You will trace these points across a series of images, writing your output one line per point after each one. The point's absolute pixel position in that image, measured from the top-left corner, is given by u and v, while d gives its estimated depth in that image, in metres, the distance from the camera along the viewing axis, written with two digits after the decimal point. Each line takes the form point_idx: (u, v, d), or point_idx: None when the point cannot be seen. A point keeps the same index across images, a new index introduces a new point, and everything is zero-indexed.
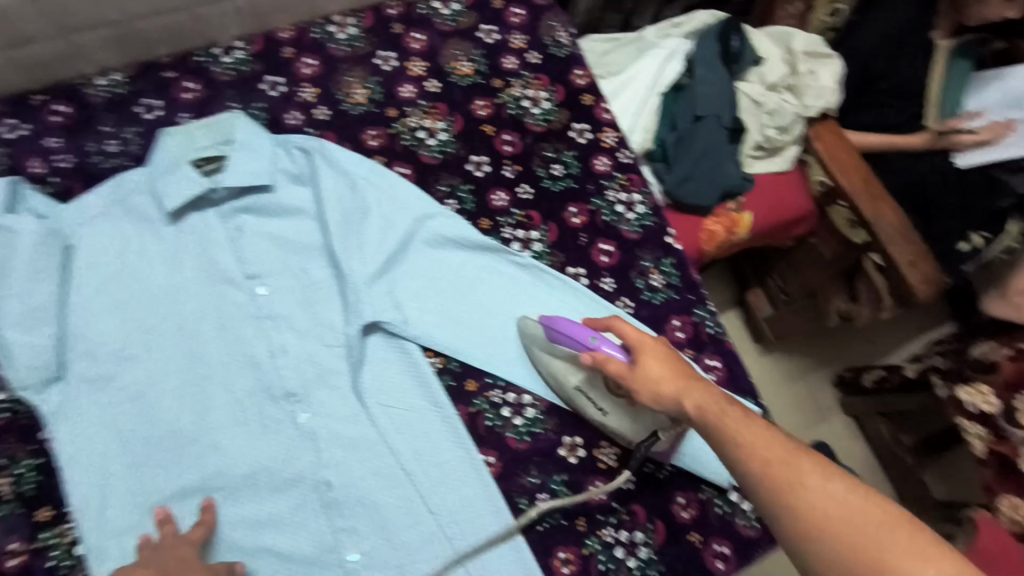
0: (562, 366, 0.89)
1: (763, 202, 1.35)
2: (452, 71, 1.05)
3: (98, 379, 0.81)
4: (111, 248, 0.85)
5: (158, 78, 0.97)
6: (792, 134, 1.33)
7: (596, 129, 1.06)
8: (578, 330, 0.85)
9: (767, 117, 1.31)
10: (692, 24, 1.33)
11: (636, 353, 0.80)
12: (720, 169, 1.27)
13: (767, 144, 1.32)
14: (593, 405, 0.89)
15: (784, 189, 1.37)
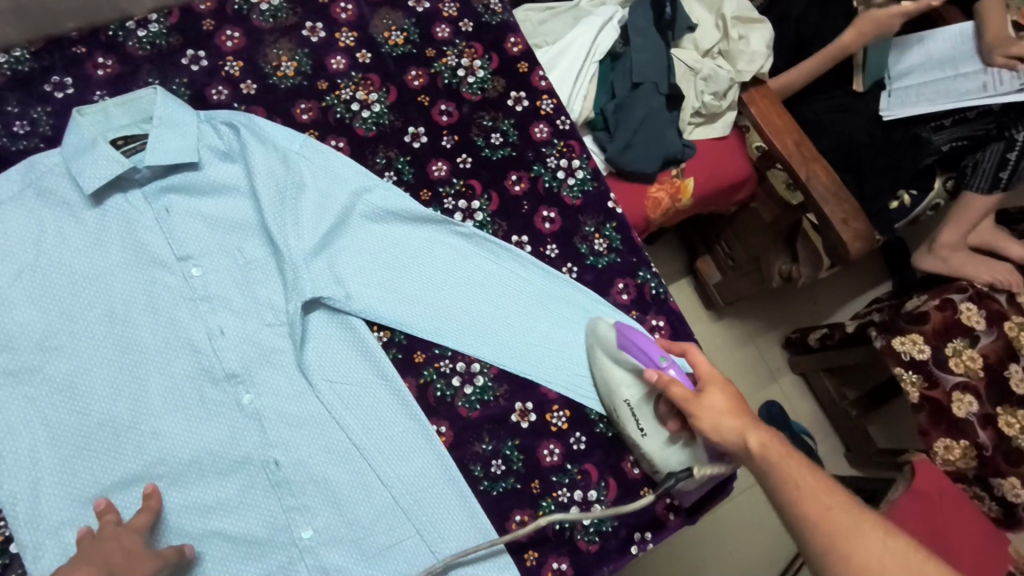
0: (624, 375, 0.88)
1: (703, 167, 1.38)
2: (383, 41, 1.03)
3: (22, 371, 0.77)
4: (27, 234, 0.81)
5: (68, 54, 0.92)
6: (728, 100, 1.34)
7: (533, 96, 1.06)
8: (653, 350, 0.84)
9: (703, 84, 1.32)
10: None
11: (708, 383, 0.81)
12: (659, 135, 1.29)
13: (704, 110, 1.34)
14: (635, 422, 0.87)
15: (723, 154, 1.40)
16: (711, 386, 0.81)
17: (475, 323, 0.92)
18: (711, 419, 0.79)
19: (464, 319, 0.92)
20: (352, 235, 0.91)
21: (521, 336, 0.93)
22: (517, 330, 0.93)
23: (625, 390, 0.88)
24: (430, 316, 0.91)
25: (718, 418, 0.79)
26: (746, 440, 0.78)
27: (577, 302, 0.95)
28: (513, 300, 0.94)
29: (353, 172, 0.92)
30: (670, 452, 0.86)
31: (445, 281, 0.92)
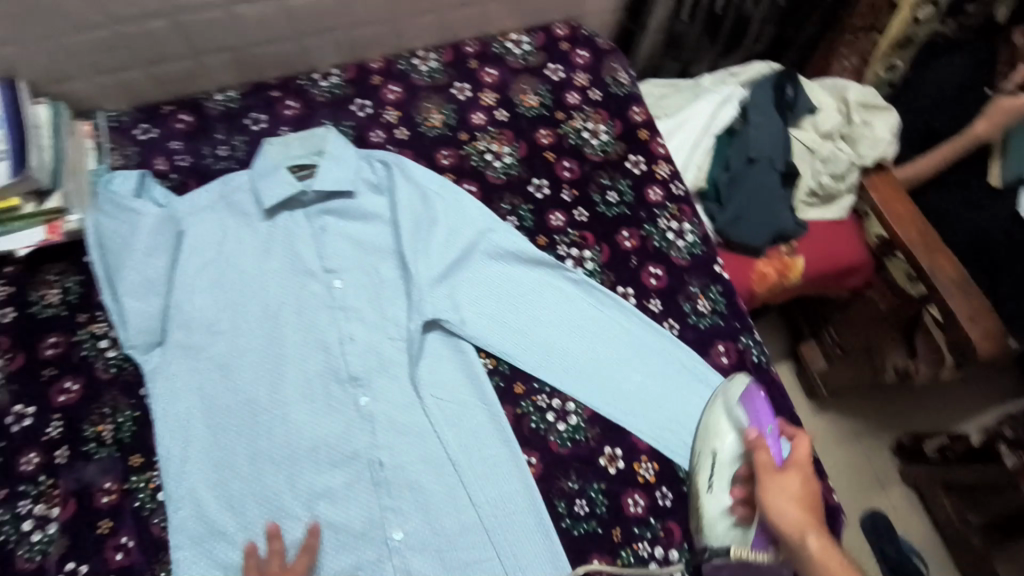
0: (728, 430, 0.90)
1: (816, 247, 1.38)
2: (520, 102, 1.15)
3: (192, 348, 0.92)
4: (215, 237, 0.98)
5: (265, 96, 1.11)
6: (847, 183, 1.35)
7: (651, 161, 1.14)
8: (766, 421, 0.90)
9: (820, 164, 1.34)
10: (748, 75, 1.39)
11: (791, 464, 0.82)
12: (771, 210, 1.31)
13: (820, 191, 1.36)
14: (709, 473, 0.89)
15: (839, 236, 1.39)
16: (792, 467, 0.82)
17: (575, 363, 0.97)
18: (774, 502, 0.79)
19: (565, 358, 0.97)
20: (473, 268, 0.99)
21: (617, 382, 0.97)
22: (614, 376, 0.97)
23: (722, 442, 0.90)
24: (534, 351, 0.97)
25: (786, 500, 0.79)
26: (806, 541, 0.75)
27: (676, 357, 0.98)
28: (614, 347, 0.98)
29: (483, 214, 1.02)
30: (722, 522, 0.86)
31: (552, 321, 0.99)
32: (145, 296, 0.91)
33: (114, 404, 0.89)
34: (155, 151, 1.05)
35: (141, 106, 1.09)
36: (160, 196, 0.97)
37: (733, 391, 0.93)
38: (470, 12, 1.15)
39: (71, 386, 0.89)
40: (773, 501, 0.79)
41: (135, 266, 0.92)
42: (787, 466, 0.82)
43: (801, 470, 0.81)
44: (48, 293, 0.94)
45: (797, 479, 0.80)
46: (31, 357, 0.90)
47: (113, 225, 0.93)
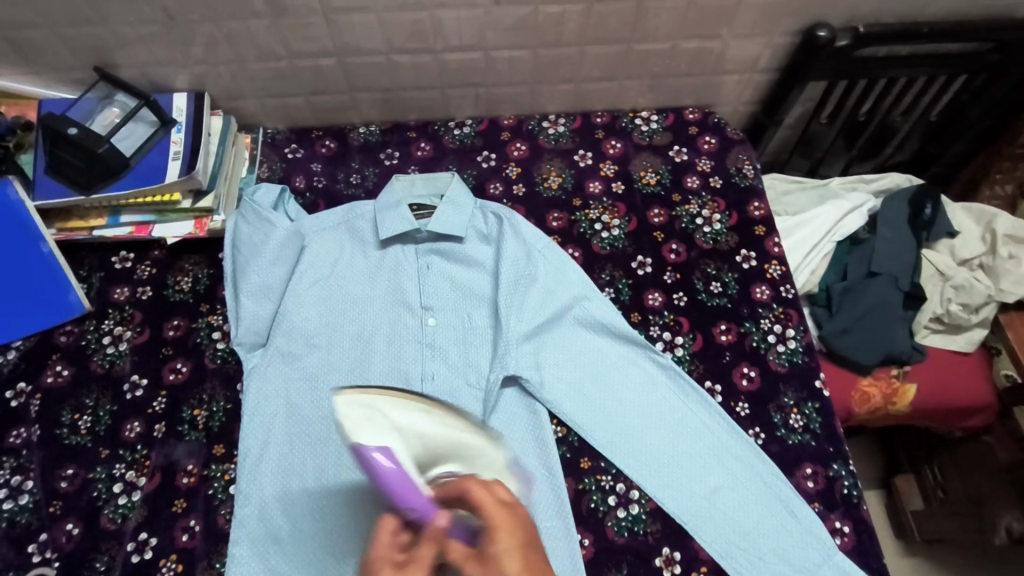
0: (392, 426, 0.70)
1: (932, 376, 1.26)
2: (639, 178, 1.16)
3: (289, 355, 0.98)
4: (331, 256, 1.06)
5: (403, 135, 1.20)
6: (980, 316, 1.23)
7: (763, 259, 1.09)
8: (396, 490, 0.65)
9: (952, 291, 1.23)
10: (880, 185, 1.33)
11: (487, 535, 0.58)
12: (887, 329, 1.21)
13: (947, 319, 1.24)
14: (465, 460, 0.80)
15: (960, 371, 1.27)
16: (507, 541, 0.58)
17: (648, 450, 0.94)
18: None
19: (638, 443, 0.94)
20: (562, 332, 1.00)
21: (690, 481, 0.92)
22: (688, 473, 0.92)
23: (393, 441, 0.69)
24: (608, 429, 0.95)
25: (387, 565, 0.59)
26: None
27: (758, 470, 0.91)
28: (692, 444, 0.94)
29: (582, 280, 1.03)
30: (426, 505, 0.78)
31: (631, 402, 0.96)
32: (259, 300, 0.99)
33: (212, 392, 0.97)
34: (298, 170, 1.16)
35: (296, 129, 1.21)
36: (293, 211, 1.08)
37: (357, 443, 0.67)
38: (608, 87, 1.19)
39: (181, 368, 0.98)
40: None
41: (256, 270, 1.00)
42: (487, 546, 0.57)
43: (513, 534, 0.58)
44: (181, 280, 1.05)
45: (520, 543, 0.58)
46: (155, 334, 1.01)
47: (247, 230, 1.02)
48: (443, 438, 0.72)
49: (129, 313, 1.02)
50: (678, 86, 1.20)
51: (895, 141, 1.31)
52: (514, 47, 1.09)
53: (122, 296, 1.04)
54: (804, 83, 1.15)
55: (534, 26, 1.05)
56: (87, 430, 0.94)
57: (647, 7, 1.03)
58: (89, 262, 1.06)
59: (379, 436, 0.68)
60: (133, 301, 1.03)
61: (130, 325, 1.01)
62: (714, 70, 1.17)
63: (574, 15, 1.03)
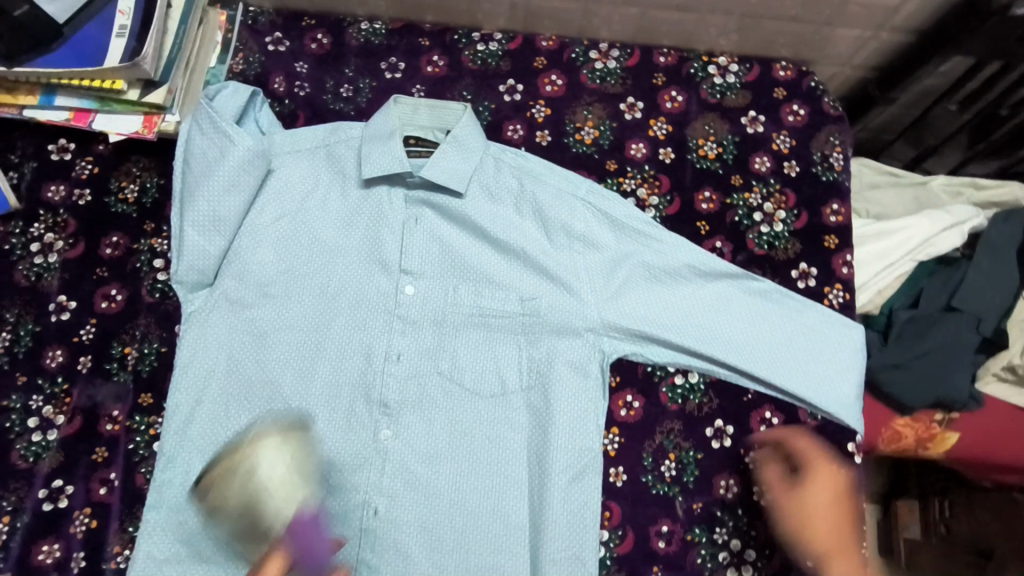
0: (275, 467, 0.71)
1: (985, 429, 1.03)
2: (695, 148, 0.93)
3: (237, 303, 0.83)
4: (301, 187, 0.86)
5: (413, 42, 0.97)
6: None
7: (824, 279, 0.88)
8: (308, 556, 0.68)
9: None
10: (994, 196, 1.06)
11: (809, 472, 0.72)
12: (949, 376, 0.99)
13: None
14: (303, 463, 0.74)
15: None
16: (810, 478, 0.72)
17: (798, 362, 0.82)
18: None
19: (760, 322, 0.83)
20: (691, 256, 0.85)
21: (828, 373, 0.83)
22: (849, 367, 0.83)
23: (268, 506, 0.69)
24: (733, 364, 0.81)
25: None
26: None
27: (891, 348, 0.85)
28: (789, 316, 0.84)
29: (634, 265, 0.84)
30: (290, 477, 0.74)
31: (786, 302, 0.84)
32: (208, 233, 0.82)
33: (145, 331, 0.84)
34: (279, 68, 0.95)
35: (285, 12, 0.98)
36: (264, 121, 0.89)
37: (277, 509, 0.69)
38: (683, 16, 0.92)
39: (114, 296, 0.85)
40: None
41: (208, 196, 0.82)
42: (801, 475, 0.73)
43: (841, 523, 0.69)
44: (127, 187, 0.89)
45: (845, 556, 0.67)
46: (90, 250, 0.87)
47: (201, 142, 0.82)
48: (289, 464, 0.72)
49: (63, 220, 0.88)
50: (772, 30, 0.93)
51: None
52: None
53: (57, 196, 0.89)
54: (944, 59, 0.87)
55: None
56: (4, 349, 0.83)
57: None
58: (24, 147, 0.90)
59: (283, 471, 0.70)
60: (68, 205, 0.88)
61: (62, 235, 0.87)
62: (828, 15, 0.89)
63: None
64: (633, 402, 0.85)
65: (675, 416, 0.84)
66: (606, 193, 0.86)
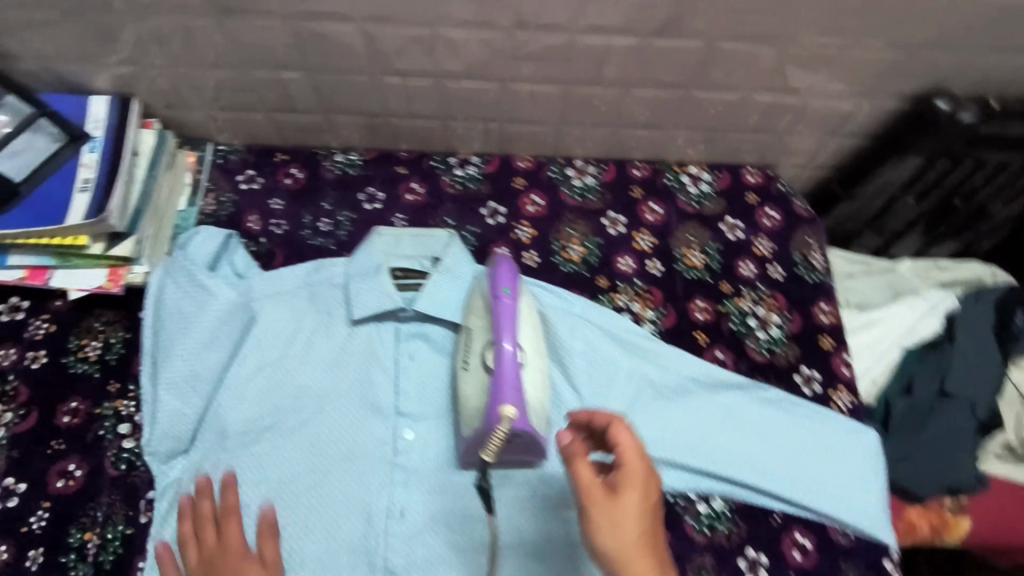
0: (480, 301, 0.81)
1: (999, 515, 1.00)
2: (680, 257, 0.94)
3: (220, 468, 0.76)
4: (285, 332, 0.82)
5: (390, 171, 0.96)
6: None
7: (828, 382, 0.89)
8: (505, 383, 0.70)
9: None
10: (957, 276, 1.11)
11: (587, 500, 0.60)
12: (954, 462, 0.98)
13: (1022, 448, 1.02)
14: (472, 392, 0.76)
15: None
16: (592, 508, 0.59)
17: (811, 471, 0.82)
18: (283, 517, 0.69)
19: (768, 432, 0.83)
20: (695, 368, 0.85)
21: (844, 483, 0.83)
22: (866, 472, 0.83)
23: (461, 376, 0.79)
24: (751, 482, 0.80)
25: None
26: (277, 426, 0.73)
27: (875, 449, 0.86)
28: (797, 424, 0.84)
29: (639, 382, 0.84)
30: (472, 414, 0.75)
31: (796, 409, 0.85)
32: (185, 395, 0.77)
33: (109, 511, 0.74)
34: (251, 206, 0.92)
35: (256, 147, 0.96)
36: (240, 264, 0.85)
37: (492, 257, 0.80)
38: (653, 134, 0.95)
39: (73, 472, 0.76)
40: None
41: (186, 355, 0.77)
42: (620, 488, 0.60)
43: (643, 552, 0.58)
44: (88, 344, 0.82)
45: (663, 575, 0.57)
46: (45, 420, 0.78)
47: (176, 297, 0.79)
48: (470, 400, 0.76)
49: (12, 388, 0.79)
50: (737, 141, 0.97)
51: (987, 228, 1.09)
52: (543, 79, 0.83)
53: (7, 361, 0.80)
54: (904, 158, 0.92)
55: (569, 61, 0.80)
56: None
57: (721, 51, 0.80)
58: None
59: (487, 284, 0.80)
60: (19, 371, 0.80)
61: (12, 405, 0.78)
62: (789, 125, 0.94)
63: (622, 51, 0.79)
64: None
65: (705, 550, 0.79)
66: (608, 312, 0.86)
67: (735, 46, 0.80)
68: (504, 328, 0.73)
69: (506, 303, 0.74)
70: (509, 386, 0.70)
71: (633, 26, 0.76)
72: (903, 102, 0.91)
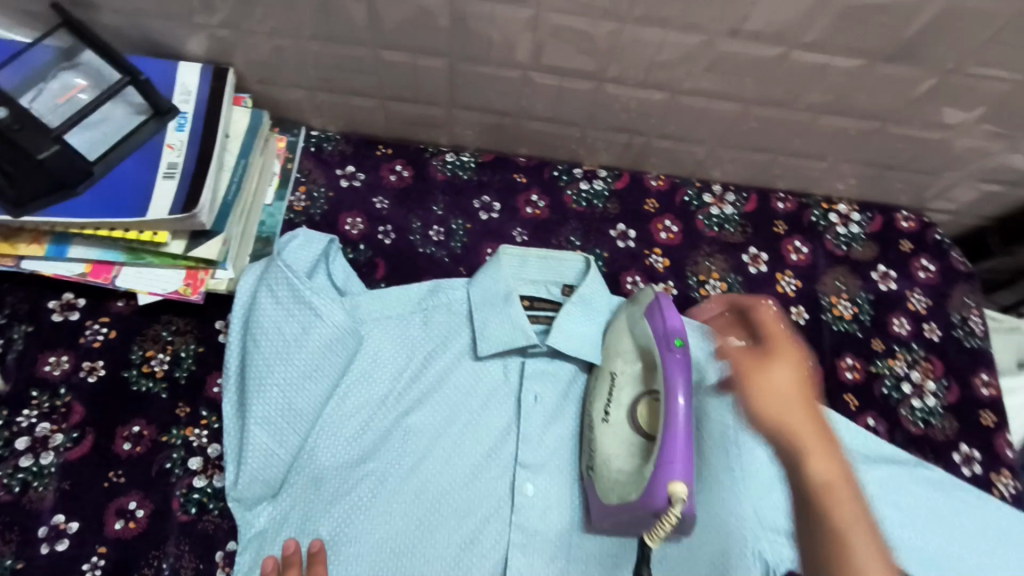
0: (631, 345, 0.70)
1: None
2: (829, 307, 0.85)
3: (311, 519, 0.65)
4: (390, 362, 0.71)
5: (507, 178, 0.85)
6: None
7: (990, 465, 0.79)
8: (676, 456, 0.59)
9: None
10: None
11: (772, 348, 0.51)
12: None
13: None
14: (612, 452, 0.66)
15: None
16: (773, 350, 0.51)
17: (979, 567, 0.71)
18: None
19: (925, 517, 0.73)
20: (856, 438, 0.75)
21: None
22: None
23: (600, 432, 0.67)
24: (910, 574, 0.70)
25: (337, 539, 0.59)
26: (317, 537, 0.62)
27: None
28: (959, 511, 0.73)
29: None
30: (616, 479, 0.64)
31: (959, 494, 0.74)
32: (278, 432, 0.65)
33: (176, 564, 0.62)
34: (351, 204, 0.81)
35: (354, 136, 0.84)
36: (340, 274, 0.72)
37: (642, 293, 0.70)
38: (809, 164, 0.85)
39: (134, 512, 0.64)
40: (829, 478, 0.45)
41: (283, 384, 0.66)
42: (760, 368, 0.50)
43: (810, 409, 0.48)
44: (154, 356, 0.69)
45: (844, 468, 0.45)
46: (102, 446, 0.66)
47: (273, 314, 0.67)
48: (609, 460, 0.65)
49: (64, 405, 0.67)
50: (896, 182, 0.87)
51: None
52: (719, 96, 0.74)
53: (57, 373, 0.68)
54: None
55: (771, 77, 0.71)
56: None
57: (949, 84, 0.71)
58: (16, 305, 0.70)
59: (635, 325, 0.70)
60: (72, 384, 0.67)
61: (63, 426, 0.66)
62: (963, 170, 0.84)
63: (837, 72, 0.70)
64: None
65: None
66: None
67: (966, 81, 0.70)
68: (676, 385, 0.61)
69: (679, 360, 0.63)
70: (681, 461, 0.59)
71: (859, 48, 0.67)
72: None
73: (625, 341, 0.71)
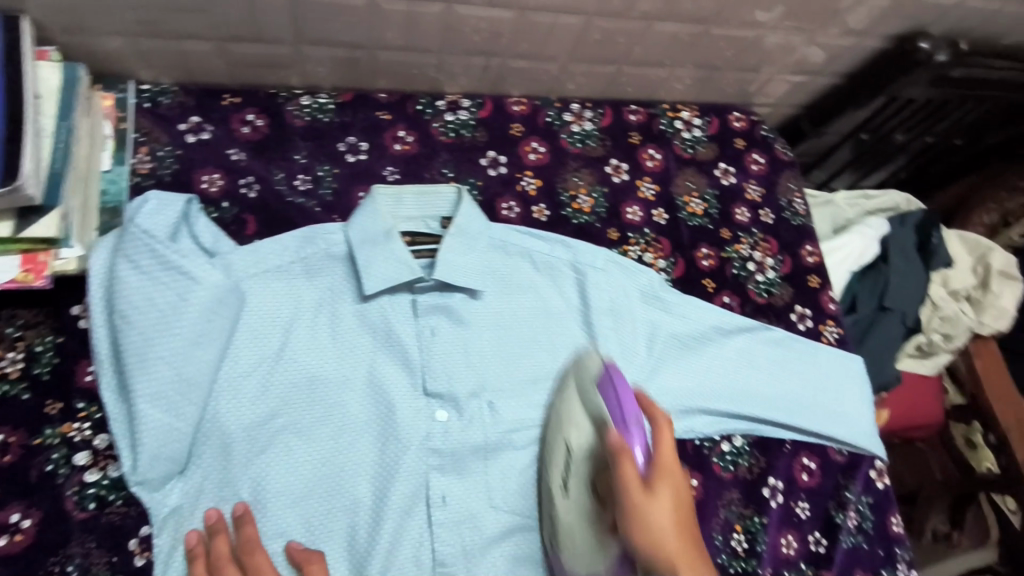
0: (583, 418, 0.67)
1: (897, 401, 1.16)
2: (683, 205, 0.95)
3: (229, 484, 0.64)
4: (280, 317, 0.69)
5: (370, 117, 0.83)
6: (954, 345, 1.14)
7: (818, 318, 0.95)
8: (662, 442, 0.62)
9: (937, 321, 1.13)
10: (880, 204, 1.17)
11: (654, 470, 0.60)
12: (880, 368, 1.09)
13: (925, 346, 1.15)
14: (562, 471, 0.67)
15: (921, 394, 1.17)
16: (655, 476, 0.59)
17: (819, 399, 0.86)
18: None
19: (774, 367, 0.85)
20: (715, 316, 0.84)
21: (841, 405, 0.87)
22: (851, 391, 0.88)
23: (560, 505, 0.67)
24: (773, 419, 0.83)
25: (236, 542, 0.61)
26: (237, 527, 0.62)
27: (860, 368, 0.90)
28: (801, 360, 0.86)
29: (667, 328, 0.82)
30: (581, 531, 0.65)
31: (795, 347, 0.87)
32: (172, 406, 0.62)
33: (85, 563, 0.59)
34: (203, 162, 0.75)
35: (193, 88, 0.77)
36: (207, 235, 0.67)
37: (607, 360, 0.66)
38: (650, 72, 0.92)
39: (21, 523, 0.58)
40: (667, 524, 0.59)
41: (168, 357, 0.62)
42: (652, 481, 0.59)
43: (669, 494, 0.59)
44: (3, 357, 0.62)
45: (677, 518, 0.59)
46: None
47: (138, 286, 0.62)
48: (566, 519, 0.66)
49: None
50: (724, 81, 0.97)
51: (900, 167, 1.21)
52: (562, 10, 0.77)
53: None
54: (891, 87, 0.96)
55: None
56: None
57: None
58: None
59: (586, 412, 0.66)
60: None
61: None
62: (775, 65, 0.96)
63: None
64: (693, 481, 0.83)
65: (732, 484, 0.85)
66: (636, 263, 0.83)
67: None
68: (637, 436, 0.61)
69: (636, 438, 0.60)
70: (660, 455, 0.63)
71: None
72: (886, 41, 0.94)
73: (577, 411, 0.67)
